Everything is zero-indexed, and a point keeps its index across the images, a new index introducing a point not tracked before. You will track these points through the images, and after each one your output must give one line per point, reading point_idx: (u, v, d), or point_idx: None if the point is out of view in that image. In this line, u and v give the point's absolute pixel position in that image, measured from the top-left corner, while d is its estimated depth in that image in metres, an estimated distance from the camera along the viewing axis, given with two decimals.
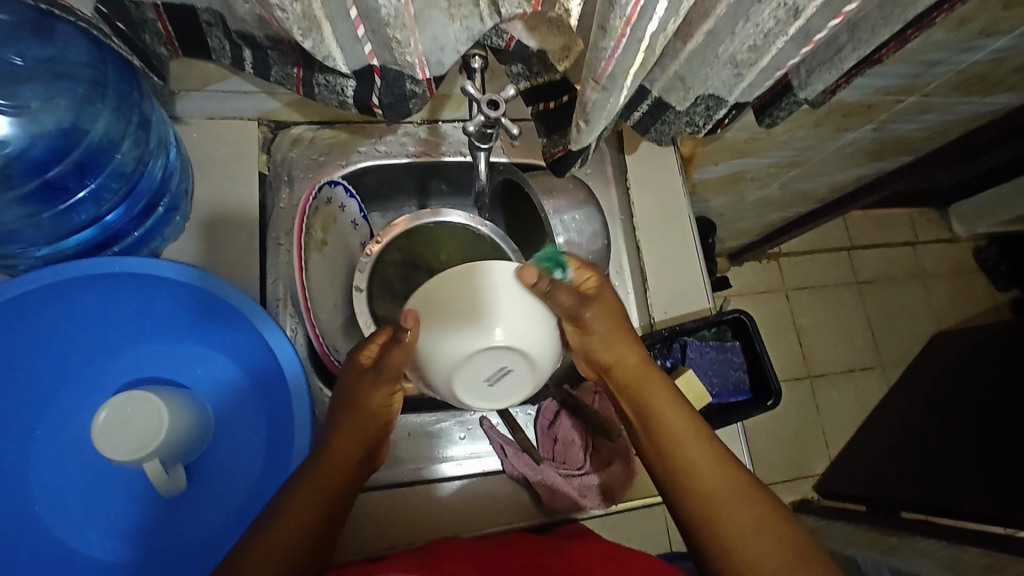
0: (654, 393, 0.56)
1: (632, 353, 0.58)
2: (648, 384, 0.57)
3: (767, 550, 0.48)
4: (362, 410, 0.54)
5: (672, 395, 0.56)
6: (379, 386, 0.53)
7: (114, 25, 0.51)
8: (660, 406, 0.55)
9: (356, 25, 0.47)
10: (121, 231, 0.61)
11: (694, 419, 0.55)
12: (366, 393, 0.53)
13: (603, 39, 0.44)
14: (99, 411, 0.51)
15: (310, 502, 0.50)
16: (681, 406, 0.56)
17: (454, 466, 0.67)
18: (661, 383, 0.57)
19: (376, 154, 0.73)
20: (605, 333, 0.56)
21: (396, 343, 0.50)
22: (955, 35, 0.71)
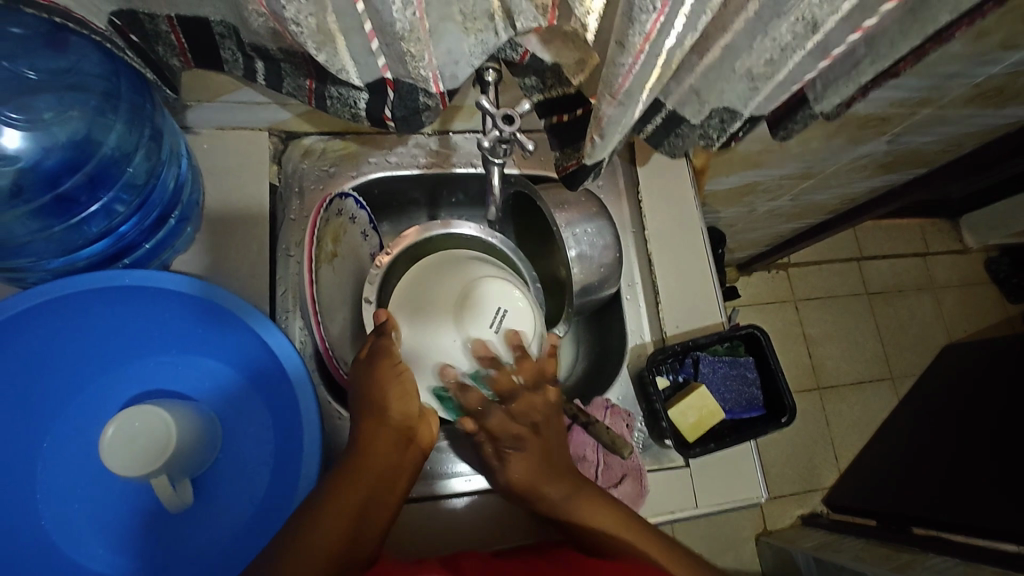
0: (592, 522, 0.55)
1: (554, 488, 0.57)
2: (584, 518, 0.55)
3: None
4: (383, 408, 0.56)
5: (607, 516, 0.56)
6: (390, 375, 0.56)
7: (128, 38, 0.51)
8: (601, 539, 0.54)
9: (370, 38, 0.47)
10: (133, 242, 0.60)
11: (626, 519, 0.56)
12: (379, 385, 0.56)
13: (621, 55, 0.43)
14: (107, 427, 0.51)
15: (347, 490, 0.52)
16: (613, 517, 0.56)
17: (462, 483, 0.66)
18: (594, 510, 0.56)
19: (386, 165, 0.72)
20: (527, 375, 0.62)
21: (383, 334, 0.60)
22: (973, 47, 0.70)
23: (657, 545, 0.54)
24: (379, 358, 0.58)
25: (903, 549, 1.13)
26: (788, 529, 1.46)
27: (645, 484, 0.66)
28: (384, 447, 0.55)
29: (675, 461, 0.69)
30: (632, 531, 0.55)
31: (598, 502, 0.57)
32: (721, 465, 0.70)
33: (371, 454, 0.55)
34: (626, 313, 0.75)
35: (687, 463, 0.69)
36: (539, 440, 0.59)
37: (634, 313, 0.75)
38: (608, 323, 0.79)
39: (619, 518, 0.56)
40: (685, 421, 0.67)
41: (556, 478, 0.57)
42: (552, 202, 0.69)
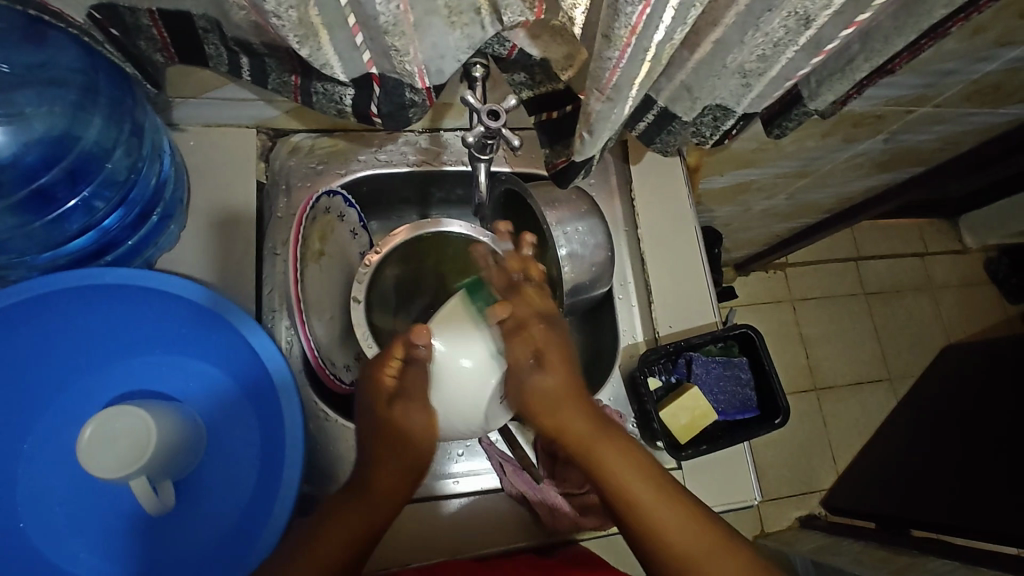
0: (607, 452, 0.54)
1: (575, 413, 0.54)
2: (605, 448, 0.54)
3: None
4: (404, 438, 0.53)
5: (624, 448, 0.54)
6: (415, 411, 0.53)
7: (109, 31, 0.50)
8: (617, 467, 0.53)
9: (355, 33, 0.46)
10: (116, 238, 0.59)
11: (646, 469, 0.54)
12: (404, 420, 0.53)
13: (607, 49, 0.42)
14: (85, 429, 0.50)
15: (349, 521, 0.52)
16: (632, 460, 0.54)
17: (463, 484, 0.66)
18: (611, 439, 0.55)
19: (375, 163, 0.71)
20: (552, 365, 0.54)
21: (416, 363, 0.53)
22: (969, 44, 0.69)
23: (669, 488, 0.53)
24: (410, 397, 0.53)
25: (902, 552, 1.12)
26: (785, 531, 1.45)
27: None
28: (392, 482, 0.54)
29: (667, 463, 0.69)
30: (644, 466, 0.54)
31: (615, 435, 0.55)
32: (714, 469, 0.69)
33: (381, 493, 0.53)
34: (618, 313, 0.74)
35: (680, 465, 0.68)
36: (552, 361, 0.54)
37: (626, 313, 0.74)
38: (601, 326, 0.77)
39: (630, 449, 0.55)
40: (676, 422, 0.66)
41: (578, 401, 0.55)
42: (543, 200, 0.67)
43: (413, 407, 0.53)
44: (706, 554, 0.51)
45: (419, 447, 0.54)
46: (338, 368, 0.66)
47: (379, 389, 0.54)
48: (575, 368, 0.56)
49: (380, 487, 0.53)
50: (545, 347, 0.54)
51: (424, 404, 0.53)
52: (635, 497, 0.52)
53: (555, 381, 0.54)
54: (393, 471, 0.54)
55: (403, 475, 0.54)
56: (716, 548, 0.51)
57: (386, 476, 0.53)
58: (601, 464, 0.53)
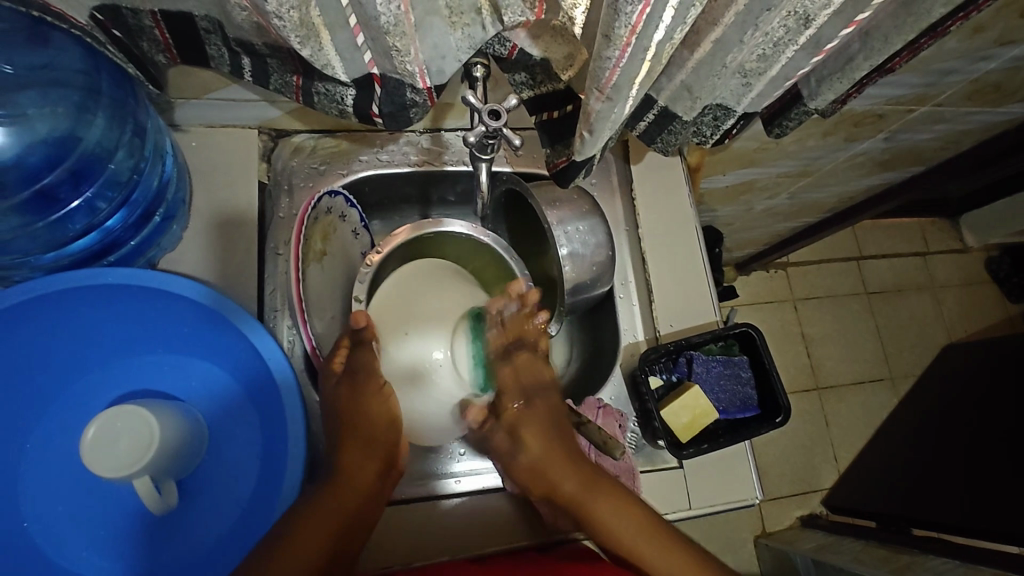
0: (602, 510, 0.58)
1: (566, 479, 0.59)
2: (601, 504, 0.58)
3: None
4: (362, 418, 0.58)
5: (616, 500, 0.58)
6: (369, 393, 0.58)
7: (110, 32, 0.51)
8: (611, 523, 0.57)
9: (356, 33, 0.46)
10: (119, 239, 0.59)
11: (637, 514, 0.58)
12: (361, 403, 0.58)
13: (607, 49, 0.42)
14: (88, 428, 0.50)
15: (333, 504, 0.54)
16: (625, 509, 0.58)
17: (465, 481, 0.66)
18: (604, 492, 0.58)
19: (377, 163, 0.72)
20: (535, 440, 0.60)
21: (360, 345, 0.58)
22: (969, 43, 0.69)
23: (657, 533, 0.57)
24: (359, 378, 0.58)
25: (903, 551, 1.12)
26: (787, 530, 1.45)
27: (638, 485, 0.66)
28: (363, 466, 0.57)
29: (669, 461, 0.69)
30: (635, 512, 0.58)
31: (607, 487, 0.59)
32: (715, 467, 0.69)
33: (352, 473, 0.57)
34: (620, 312, 0.74)
35: (680, 463, 0.68)
36: (530, 432, 0.60)
37: (628, 312, 0.74)
38: (601, 324, 0.78)
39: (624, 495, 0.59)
40: (677, 421, 0.67)
41: (568, 464, 0.59)
42: (544, 200, 0.67)
43: (365, 389, 0.57)
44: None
45: (376, 428, 0.58)
46: None
47: (329, 373, 0.59)
48: (563, 440, 0.61)
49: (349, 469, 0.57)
50: (524, 421, 0.61)
51: (373, 382, 0.58)
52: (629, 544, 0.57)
53: (541, 454, 0.59)
54: (364, 455, 0.57)
55: (377, 461, 0.58)
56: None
57: (359, 459, 0.57)
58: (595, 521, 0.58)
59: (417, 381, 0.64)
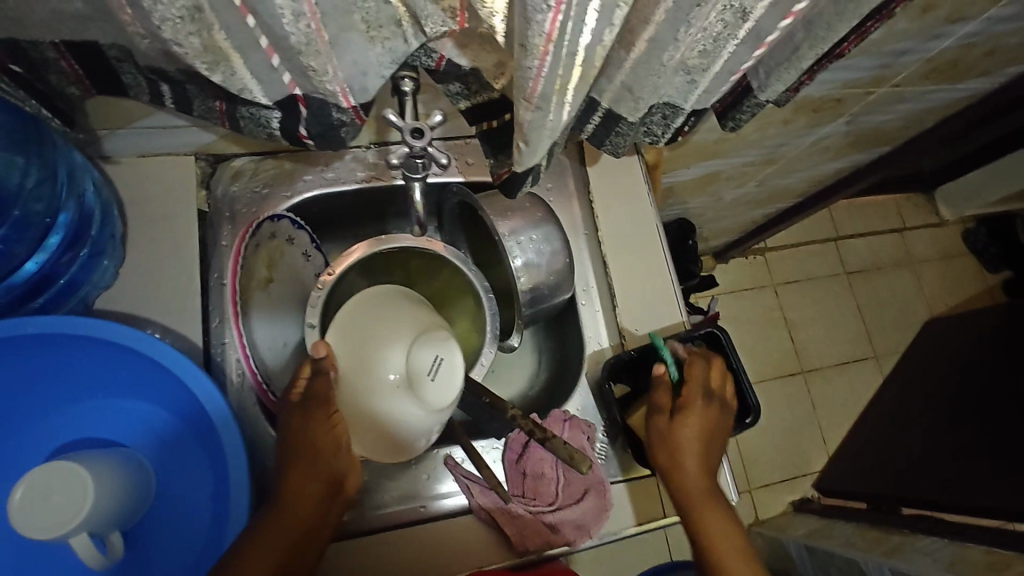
0: (714, 513, 0.59)
1: (697, 468, 0.60)
2: (722, 533, 0.58)
3: None
4: (312, 442, 0.54)
5: (728, 516, 0.59)
6: (315, 424, 0.54)
7: (10, 68, 0.48)
8: (719, 544, 0.58)
9: (270, 54, 0.44)
10: (48, 278, 0.56)
11: (742, 537, 0.58)
12: (310, 427, 0.54)
13: (526, 59, 0.40)
14: (16, 490, 0.46)
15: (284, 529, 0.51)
16: (733, 527, 0.58)
17: (453, 500, 0.64)
18: (717, 501, 0.60)
19: (323, 182, 0.69)
20: (696, 427, 0.60)
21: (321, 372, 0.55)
22: (921, 24, 0.67)
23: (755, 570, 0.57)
24: (310, 406, 0.55)
25: (893, 531, 1.11)
26: (780, 516, 1.44)
27: (608, 496, 0.63)
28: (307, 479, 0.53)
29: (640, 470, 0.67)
30: (741, 537, 0.58)
31: (723, 507, 0.60)
32: None
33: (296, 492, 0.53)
34: (583, 319, 0.72)
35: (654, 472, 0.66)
36: (697, 419, 0.60)
37: (591, 318, 0.72)
38: (565, 330, 0.76)
39: (738, 537, 0.58)
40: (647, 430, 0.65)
41: (704, 461, 0.60)
42: (496, 211, 0.67)
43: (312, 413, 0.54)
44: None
45: (322, 448, 0.54)
46: None
47: (289, 404, 0.56)
48: (716, 437, 0.61)
49: (294, 495, 0.52)
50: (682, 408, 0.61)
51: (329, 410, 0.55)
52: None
53: (689, 434, 0.60)
54: (309, 476, 0.53)
55: (320, 486, 0.53)
56: None
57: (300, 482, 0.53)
58: (705, 519, 0.58)
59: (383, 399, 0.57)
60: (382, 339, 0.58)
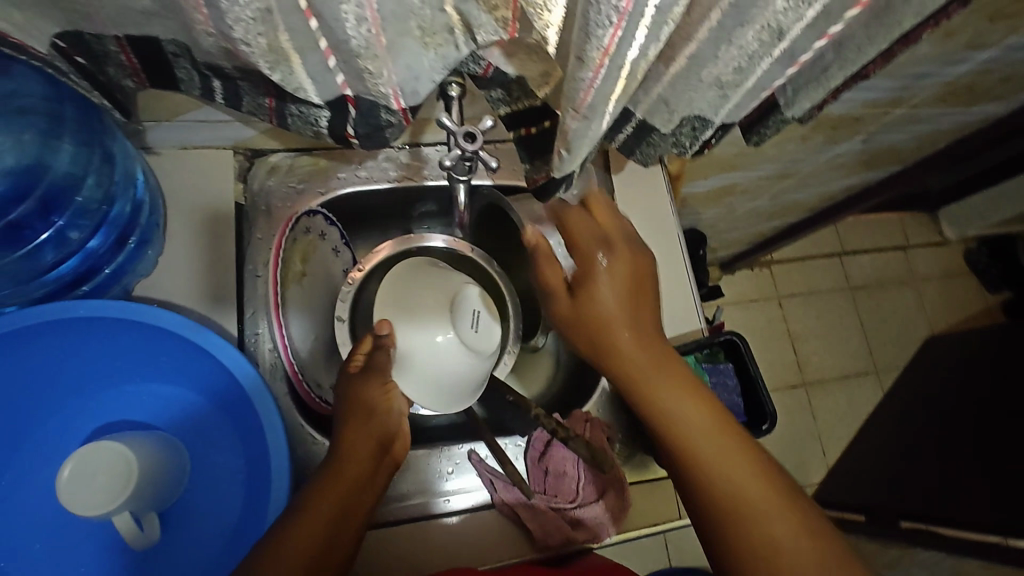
0: (660, 389, 0.53)
1: (627, 336, 0.54)
2: (693, 413, 0.51)
3: (795, 533, 0.46)
4: (366, 409, 0.55)
5: (679, 386, 0.53)
6: (368, 386, 0.56)
7: (74, 60, 0.50)
8: (692, 427, 0.51)
9: (327, 56, 0.46)
10: (95, 265, 0.59)
11: (700, 403, 0.52)
12: (362, 389, 0.56)
13: (581, 70, 0.43)
14: (62, 469, 0.50)
15: (334, 494, 0.50)
16: (684, 394, 0.52)
17: (477, 495, 0.65)
18: (667, 374, 0.53)
19: (356, 180, 0.71)
20: (610, 288, 0.55)
21: (384, 347, 0.58)
22: (941, 48, 0.69)
23: (722, 434, 0.50)
24: (374, 373, 0.57)
25: None
26: None
27: (627, 496, 0.64)
28: (356, 452, 0.53)
29: (659, 472, 0.69)
30: (697, 401, 0.52)
31: (672, 376, 0.53)
32: None
33: (348, 456, 0.52)
34: None
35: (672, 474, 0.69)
36: (608, 279, 0.55)
37: None
38: None
39: (698, 406, 0.52)
40: None
41: (633, 329, 0.55)
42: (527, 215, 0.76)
43: (372, 379, 0.56)
44: (794, 541, 0.46)
45: (376, 414, 0.55)
46: (325, 391, 0.67)
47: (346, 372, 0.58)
48: (636, 293, 0.56)
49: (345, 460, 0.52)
50: (587, 283, 0.56)
51: (384, 385, 0.56)
52: (721, 464, 0.49)
53: (603, 299, 0.55)
54: (364, 442, 0.53)
55: (371, 452, 0.53)
56: (761, 502, 0.47)
57: (353, 448, 0.53)
58: (653, 400, 0.53)
59: (424, 357, 0.63)
60: (419, 302, 0.64)
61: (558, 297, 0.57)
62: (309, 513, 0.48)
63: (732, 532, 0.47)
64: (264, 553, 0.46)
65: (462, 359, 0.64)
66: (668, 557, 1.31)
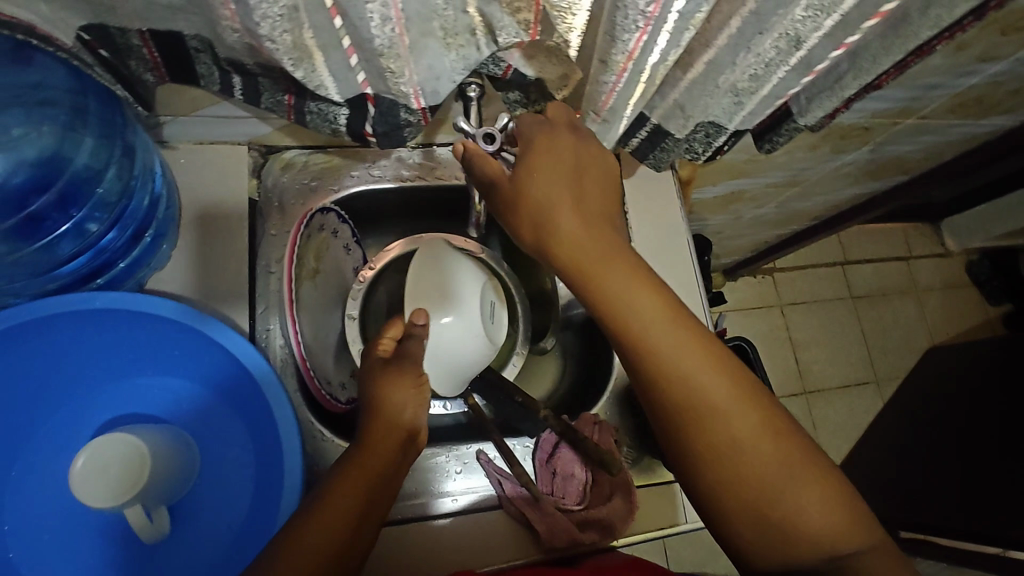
0: (613, 280, 0.49)
1: (575, 223, 0.50)
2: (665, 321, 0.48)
3: (754, 425, 0.47)
4: (391, 401, 0.53)
5: (632, 274, 0.49)
6: (396, 376, 0.54)
7: (98, 53, 0.50)
8: (650, 324, 0.48)
9: (349, 54, 0.46)
10: (109, 260, 0.59)
11: (655, 295, 0.49)
12: (389, 380, 0.54)
13: (605, 73, 0.45)
14: (78, 458, 0.51)
15: (353, 490, 0.49)
16: (639, 285, 0.49)
17: (486, 494, 0.65)
18: (631, 276, 0.49)
19: (368, 178, 0.71)
20: (555, 170, 0.50)
21: (416, 336, 0.55)
22: (953, 60, 0.70)
23: (682, 328, 0.48)
24: (404, 364, 0.55)
25: None
26: None
27: (634, 498, 0.64)
28: (381, 446, 0.52)
29: (665, 476, 0.69)
30: (652, 293, 0.49)
31: (624, 264, 0.49)
32: None
33: (370, 450, 0.51)
34: None
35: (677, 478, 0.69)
36: (552, 160, 0.51)
37: None
38: (595, 340, 0.76)
39: (654, 298, 0.49)
40: None
41: (582, 217, 0.50)
42: None
43: (402, 369, 0.54)
44: (756, 438, 0.47)
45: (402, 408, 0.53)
46: (335, 389, 0.66)
47: (374, 358, 0.56)
48: (585, 179, 0.51)
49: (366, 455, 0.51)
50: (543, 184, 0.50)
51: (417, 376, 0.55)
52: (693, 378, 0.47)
53: (547, 181, 0.50)
54: (389, 436, 0.52)
55: (395, 446, 0.52)
56: (721, 393, 0.47)
57: (376, 443, 0.52)
58: (605, 293, 0.49)
59: (455, 339, 0.62)
60: (446, 290, 0.63)
61: (502, 199, 0.53)
62: (327, 509, 0.47)
63: (691, 424, 0.48)
64: (280, 548, 0.46)
65: (483, 345, 0.65)
66: (667, 563, 1.32)
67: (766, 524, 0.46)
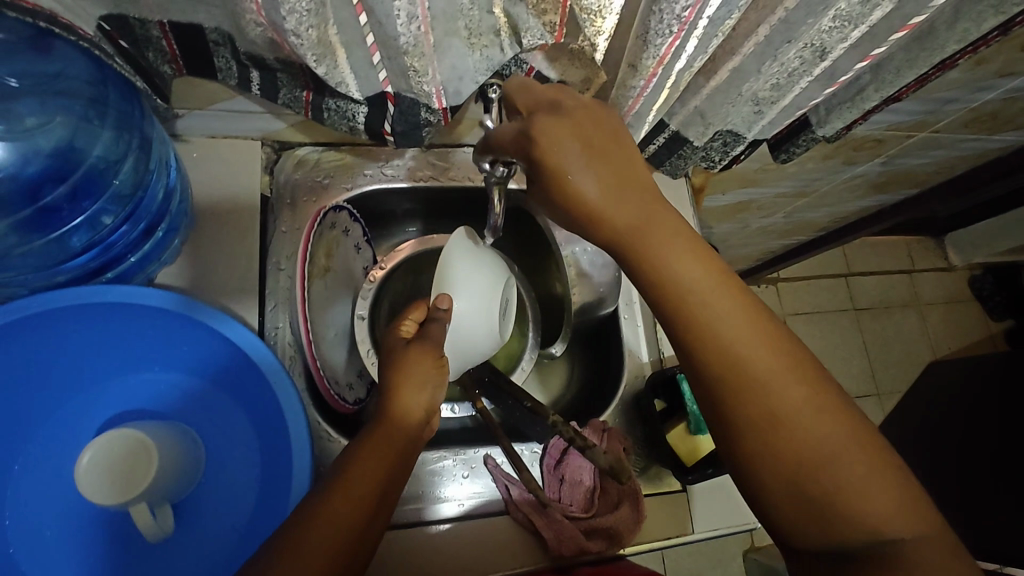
0: (656, 240, 0.41)
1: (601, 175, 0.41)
2: (702, 290, 0.40)
3: (817, 408, 0.38)
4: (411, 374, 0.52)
5: (675, 233, 0.41)
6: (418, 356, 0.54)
7: (117, 43, 0.50)
8: (699, 291, 0.40)
9: (372, 51, 0.46)
10: (119, 255, 0.58)
11: (703, 260, 0.41)
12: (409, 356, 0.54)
13: (634, 78, 0.45)
14: (83, 454, 0.51)
15: (375, 459, 0.47)
16: (686, 248, 0.41)
17: (491, 500, 0.65)
18: (668, 231, 0.41)
19: (382, 178, 0.70)
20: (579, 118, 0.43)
21: (437, 321, 0.57)
22: (971, 75, 0.70)
23: (734, 298, 0.40)
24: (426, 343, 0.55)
25: None
26: None
27: (643, 510, 0.63)
28: (405, 415, 0.50)
29: (673, 485, 0.69)
30: (700, 257, 0.41)
31: (667, 224, 0.41)
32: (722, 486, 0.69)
33: (393, 420, 0.50)
34: (624, 333, 0.73)
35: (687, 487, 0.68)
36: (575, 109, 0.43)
37: (633, 333, 0.73)
38: (607, 347, 0.76)
39: (702, 264, 0.40)
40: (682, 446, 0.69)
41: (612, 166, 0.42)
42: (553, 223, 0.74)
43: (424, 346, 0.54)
44: (821, 423, 0.38)
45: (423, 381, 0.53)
46: (343, 389, 0.65)
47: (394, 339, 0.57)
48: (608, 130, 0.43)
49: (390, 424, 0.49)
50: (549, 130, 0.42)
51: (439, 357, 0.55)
52: (741, 360, 0.39)
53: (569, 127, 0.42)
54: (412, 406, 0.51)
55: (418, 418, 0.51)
56: (782, 373, 0.39)
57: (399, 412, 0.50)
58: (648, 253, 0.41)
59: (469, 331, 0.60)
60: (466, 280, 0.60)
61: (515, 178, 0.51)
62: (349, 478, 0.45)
63: (746, 409, 0.39)
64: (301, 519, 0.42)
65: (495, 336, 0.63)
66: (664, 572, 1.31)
67: (831, 525, 0.37)
